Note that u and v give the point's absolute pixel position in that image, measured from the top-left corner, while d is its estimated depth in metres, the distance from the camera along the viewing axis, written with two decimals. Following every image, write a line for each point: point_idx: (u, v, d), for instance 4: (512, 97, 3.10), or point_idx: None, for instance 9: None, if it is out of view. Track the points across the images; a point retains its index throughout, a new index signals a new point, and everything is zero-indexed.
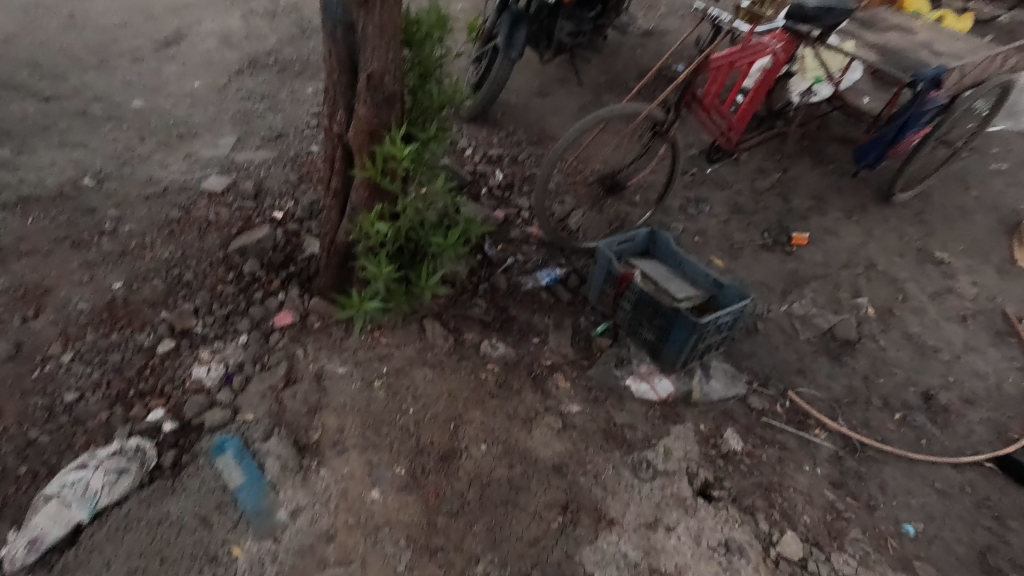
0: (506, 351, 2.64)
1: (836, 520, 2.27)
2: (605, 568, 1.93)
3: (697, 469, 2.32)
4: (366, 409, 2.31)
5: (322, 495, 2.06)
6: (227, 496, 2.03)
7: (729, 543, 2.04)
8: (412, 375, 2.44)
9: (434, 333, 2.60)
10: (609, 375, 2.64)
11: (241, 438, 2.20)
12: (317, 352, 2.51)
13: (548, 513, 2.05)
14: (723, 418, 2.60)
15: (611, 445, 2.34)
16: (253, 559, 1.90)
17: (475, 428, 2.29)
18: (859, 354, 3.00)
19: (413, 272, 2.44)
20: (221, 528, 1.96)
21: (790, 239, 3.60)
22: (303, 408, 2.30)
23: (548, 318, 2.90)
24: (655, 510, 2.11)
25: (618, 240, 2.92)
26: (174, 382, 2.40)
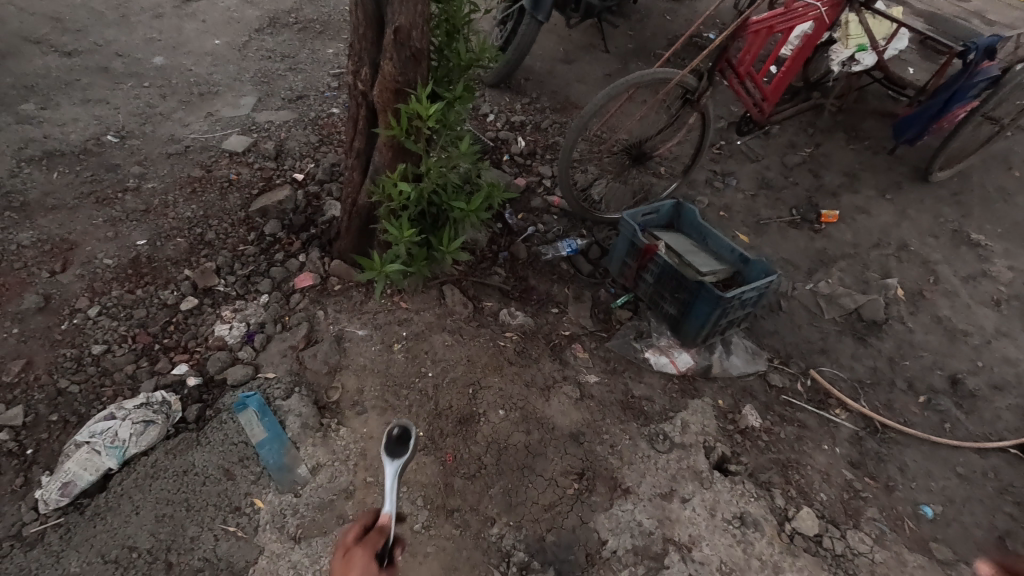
0: (525, 320, 2.63)
1: (853, 499, 2.24)
2: (619, 536, 1.93)
3: (714, 443, 2.30)
4: (385, 371, 2.32)
5: (342, 453, 2.10)
6: (250, 451, 2.06)
7: (745, 516, 2.03)
8: (431, 340, 2.41)
9: (454, 300, 2.58)
10: (627, 347, 2.64)
11: (263, 395, 2.23)
12: (337, 315, 2.52)
13: (563, 480, 2.04)
14: (743, 394, 2.57)
15: (628, 416, 2.33)
16: (275, 510, 1.96)
17: (493, 394, 2.24)
18: (885, 335, 2.93)
19: (434, 237, 2.39)
20: (244, 480, 2.01)
21: (820, 217, 3.50)
22: (323, 368, 2.32)
23: (568, 288, 2.89)
24: (671, 481, 2.11)
25: (642, 211, 2.87)
26: (198, 338, 2.45)
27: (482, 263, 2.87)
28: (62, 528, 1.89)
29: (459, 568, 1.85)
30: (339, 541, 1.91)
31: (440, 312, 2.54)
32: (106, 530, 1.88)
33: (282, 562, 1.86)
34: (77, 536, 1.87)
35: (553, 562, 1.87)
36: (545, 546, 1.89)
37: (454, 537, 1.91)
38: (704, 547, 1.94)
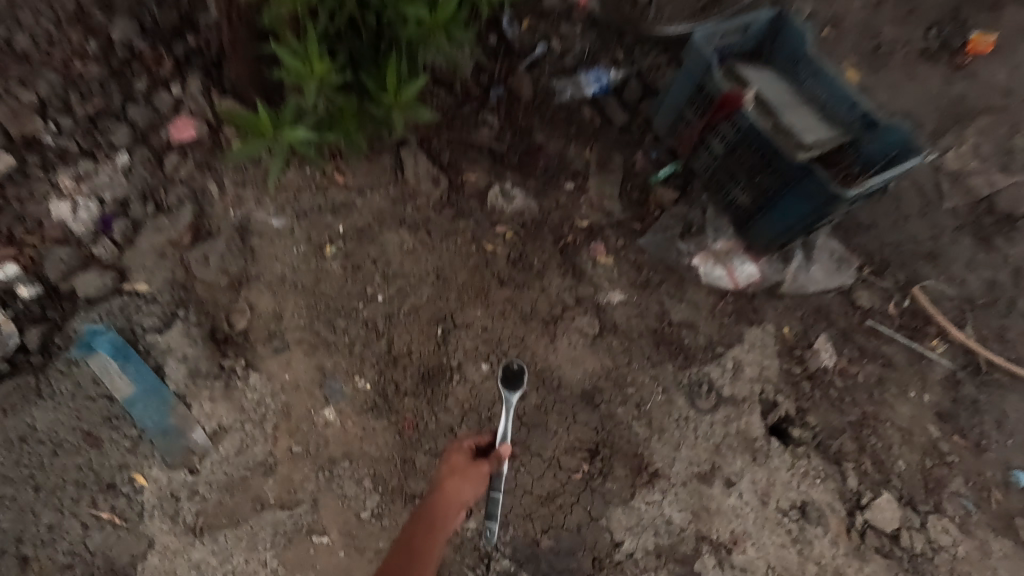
0: (525, 204, 1.79)
1: (936, 467, 1.74)
2: (639, 536, 1.43)
3: (774, 396, 1.69)
4: (315, 290, 1.57)
5: (254, 413, 1.46)
6: (116, 410, 1.42)
7: (806, 506, 1.52)
8: (382, 241, 1.63)
9: (416, 172, 1.70)
10: (669, 251, 1.85)
11: (121, 329, 1.49)
12: (238, 189, 1.65)
13: (569, 460, 1.46)
14: (816, 317, 1.89)
15: (661, 356, 1.67)
16: (164, 492, 1.40)
17: (473, 332, 1.58)
18: (1019, 235, 2.10)
19: (371, 76, 1.40)
20: (115, 451, 1.41)
21: (967, 44, 2.32)
22: (222, 281, 1.55)
23: (589, 151, 1.92)
24: (713, 454, 1.55)
25: (723, 28, 1.75)
26: (28, 223, 1.59)
27: (465, 107, 1.86)
28: None
29: None
30: (258, 533, 1.40)
31: (397, 194, 1.69)
32: None
33: (181, 561, 1.37)
34: None
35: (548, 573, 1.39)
36: (539, 553, 1.39)
37: None
38: (748, 548, 1.47)
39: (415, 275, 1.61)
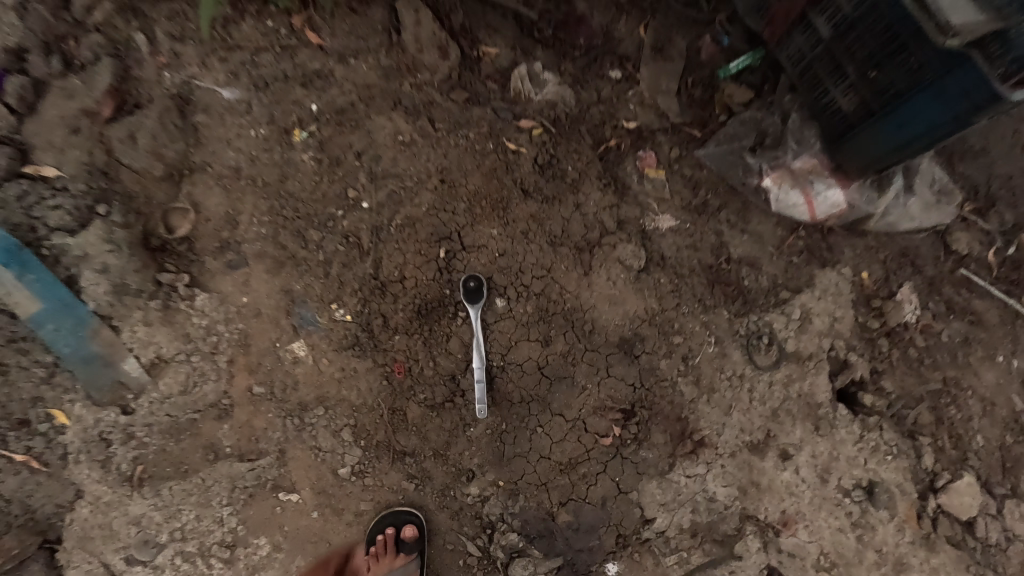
0: (557, 93, 1.36)
1: (1017, 444, 1.48)
2: (675, 513, 1.19)
3: (846, 355, 1.39)
4: (284, 188, 1.20)
5: (204, 343, 1.15)
6: (21, 330, 1.09)
7: (874, 486, 1.27)
8: (373, 129, 1.24)
9: (416, 37, 1.26)
10: (735, 167, 1.46)
11: (20, 227, 1.11)
12: (173, 45, 1.20)
13: (596, 422, 1.19)
14: (901, 261, 1.54)
15: (716, 298, 1.35)
16: (92, 435, 1.12)
17: (487, 259, 1.23)
18: None
19: None
20: (25, 380, 1.11)
21: None
22: (156, 169, 1.17)
23: (644, 29, 1.45)
24: (769, 421, 1.27)
25: None
26: None
27: None
28: None
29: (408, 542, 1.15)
30: (210, 488, 1.14)
31: (388, 64, 1.26)
32: None
33: (117, 515, 1.12)
34: None
35: (562, 551, 1.16)
36: (555, 529, 1.16)
37: (406, 493, 1.17)
38: (800, 532, 1.23)
39: (412, 176, 1.23)
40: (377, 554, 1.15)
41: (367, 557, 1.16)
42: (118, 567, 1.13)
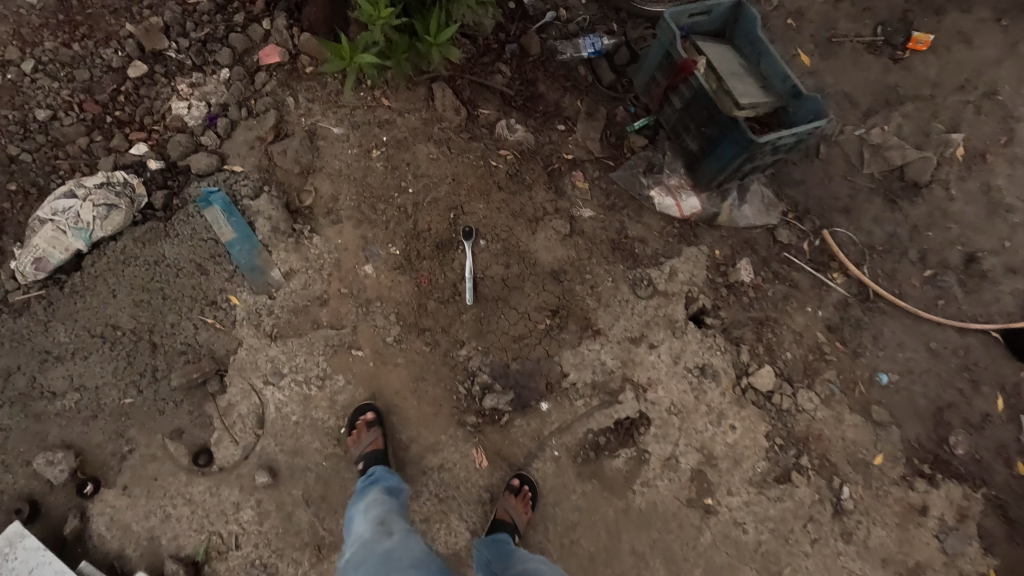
0: (524, 136, 2.29)
1: (816, 360, 2.28)
2: (582, 371, 2.06)
3: (697, 294, 2.24)
4: (363, 181, 2.12)
5: (316, 262, 2.04)
6: (220, 249, 2.00)
7: (705, 367, 2.12)
8: (414, 151, 2.16)
9: (444, 103, 2.21)
10: (634, 184, 2.35)
11: (229, 193, 2.06)
12: (309, 104, 2.18)
13: (537, 315, 2.07)
14: (743, 246, 2.39)
15: (616, 257, 2.22)
16: (250, 309, 1.99)
17: (478, 221, 2.12)
18: (920, 201, 2.56)
19: (420, 21, 1.94)
20: (217, 278, 2.00)
21: (908, 41, 2.74)
22: (295, 168, 2.11)
23: (580, 102, 2.42)
24: (644, 326, 2.14)
25: (692, 10, 2.24)
26: (154, 115, 2.16)
27: (485, 57, 2.36)
28: (46, 300, 1.94)
29: (426, 379, 2.01)
30: (314, 343, 1.99)
31: (425, 117, 2.20)
32: (87, 307, 1.94)
33: (261, 355, 1.98)
34: (61, 309, 1.94)
35: (514, 386, 2.02)
36: (509, 372, 2.02)
37: (424, 353, 2.02)
38: (658, 389, 2.09)
39: (437, 177, 2.14)
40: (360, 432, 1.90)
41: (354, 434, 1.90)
42: (258, 386, 1.96)
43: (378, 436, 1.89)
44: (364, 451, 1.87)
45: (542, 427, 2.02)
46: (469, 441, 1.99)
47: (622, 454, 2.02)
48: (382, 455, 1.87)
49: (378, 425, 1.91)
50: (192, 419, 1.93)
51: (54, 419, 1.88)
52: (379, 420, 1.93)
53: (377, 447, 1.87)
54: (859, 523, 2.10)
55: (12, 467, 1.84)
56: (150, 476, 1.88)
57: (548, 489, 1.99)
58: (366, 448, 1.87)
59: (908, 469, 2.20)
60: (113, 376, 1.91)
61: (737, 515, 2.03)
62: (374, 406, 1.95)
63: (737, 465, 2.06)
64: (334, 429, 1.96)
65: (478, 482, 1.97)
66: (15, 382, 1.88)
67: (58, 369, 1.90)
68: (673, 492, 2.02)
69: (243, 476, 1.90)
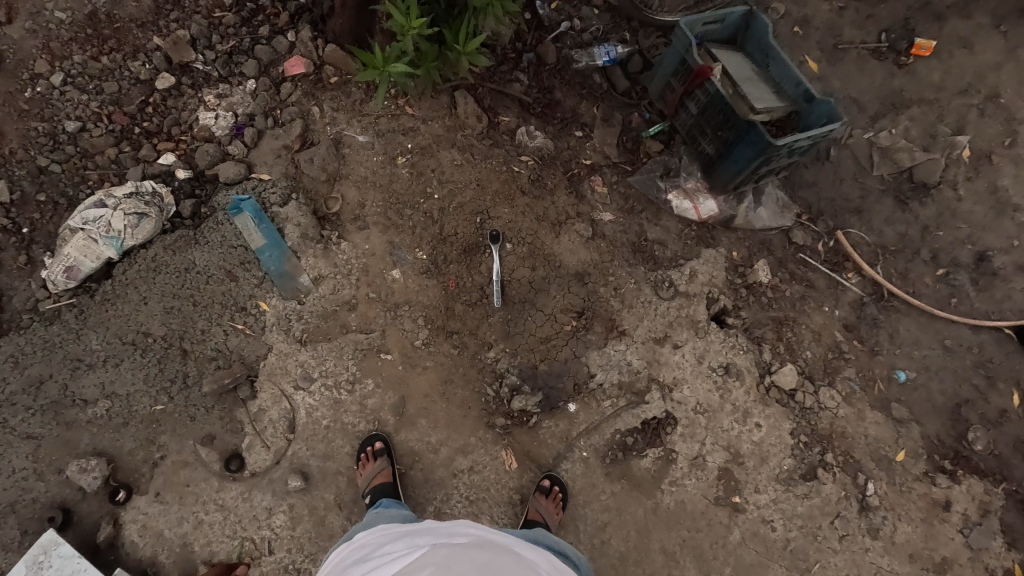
0: (544, 142, 2.33)
1: (835, 358, 2.29)
2: (608, 371, 2.09)
3: (718, 295, 2.26)
4: (389, 187, 2.17)
5: (344, 267, 2.08)
6: (250, 256, 2.03)
7: (729, 366, 2.16)
8: (439, 157, 2.20)
9: (466, 110, 2.26)
10: (652, 187, 2.38)
11: (258, 200, 2.09)
12: (333, 113, 2.22)
13: (563, 316, 2.10)
14: (760, 248, 2.41)
15: (637, 260, 2.25)
16: (280, 315, 2.02)
17: (502, 225, 2.15)
18: (929, 202, 2.61)
19: (448, 30, 2.00)
20: (247, 284, 2.02)
21: (912, 47, 2.82)
22: (322, 176, 2.15)
23: (597, 108, 2.47)
24: (667, 327, 2.17)
25: (706, 18, 2.31)
26: (182, 125, 2.19)
27: (503, 67, 2.41)
28: (76, 309, 1.96)
29: (454, 381, 2.03)
30: (343, 347, 2.02)
31: (447, 125, 2.25)
32: (118, 314, 1.96)
33: (291, 360, 1.99)
34: (92, 317, 1.95)
35: (542, 387, 2.04)
36: (537, 373, 2.05)
37: (452, 356, 2.05)
38: (684, 389, 2.12)
39: (461, 182, 2.18)
40: (370, 463, 1.90)
41: (362, 464, 1.91)
42: (289, 391, 1.98)
43: (386, 467, 1.89)
44: (373, 483, 1.86)
45: (570, 429, 2.04)
46: (499, 443, 2.01)
47: (650, 454, 2.04)
48: (390, 486, 1.86)
49: (386, 455, 1.91)
50: (224, 424, 1.94)
51: (86, 427, 1.89)
52: (386, 449, 1.93)
53: (385, 479, 1.87)
54: (884, 519, 2.11)
55: (46, 474, 1.84)
56: (182, 482, 1.89)
57: (577, 490, 2.01)
58: (374, 480, 1.87)
59: (929, 465, 2.21)
60: (144, 383, 1.92)
61: (765, 512, 2.06)
62: (382, 435, 1.96)
63: (763, 463, 2.09)
64: (364, 432, 1.98)
65: (508, 484, 1.99)
66: (47, 391, 1.89)
67: (89, 376, 1.91)
68: (701, 491, 2.04)
69: (275, 481, 1.91)
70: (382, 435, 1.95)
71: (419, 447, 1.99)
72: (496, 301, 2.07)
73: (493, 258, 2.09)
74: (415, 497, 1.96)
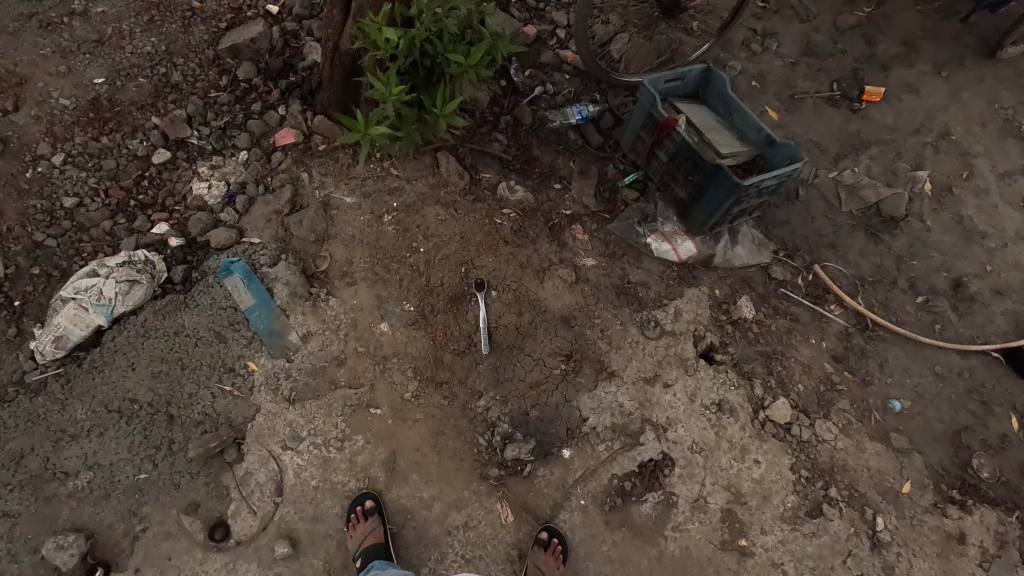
0: (524, 196, 2.43)
1: (828, 391, 2.29)
2: (600, 414, 2.08)
3: (704, 332, 2.29)
4: (376, 244, 2.24)
5: (332, 323, 2.11)
6: (240, 316, 2.07)
7: (722, 403, 2.15)
8: (423, 213, 2.29)
9: (448, 169, 2.38)
10: (630, 232, 2.46)
11: (248, 262, 2.16)
12: (322, 178, 2.33)
13: (551, 360, 2.12)
14: (741, 285, 2.46)
15: (621, 302, 2.29)
16: (269, 374, 2.02)
17: (487, 273, 2.22)
18: (900, 233, 2.71)
19: (427, 96, 2.17)
20: (236, 344, 2.04)
21: (863, 94, 3.03)
22: (311, 237, 2.22)
23: (573, 162, 2.60)
24: (656, 366, 2.18)
25: (667, 76, 2.49)
26: (176, 197, 2.27)
27: (482, 129, 2.56)
28: (62, 379, 1.95)
29: (445, 433, 2.00)
30: (332, 404, 2.00)
31: (431, 185, 2.36)
32: (105, 382, 1.95)
33: (279, 421, 1.97)
34: (78, 386, 1.94)
35: (534, 434, 2.02)
36: (529, 420, 2.04)
37: (443, 407, 2.04)
38: (678, 429, 2.09)
39: (445, 236, 2.26)
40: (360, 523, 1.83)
41: (351, 527, 1.83)
42: (277, 452, 1.94)
43: (378, 526, 1.81)
44: (363, 544, 1.78)
45: (566, 476, 1.99)
46: (493, 495, 1.95)
47: (649, 499, 1.99)
48: (382, 547, 1.78)
49: (377, 513, 1.85)
50: (209, 491, 1.88)
51: (66, 502, 1.82)
52: (378, 508, 1.86)
53: (376, 539, 1.79)
54: (899, 556, 2.03)
55: (19, 555, 1.75)
56: (163, 555, 1.80)
57: (577, 541, 1.93)
58: (365, 541, 1.79)
59: (938, 496, 2.16)
60: (129, 452, 1.88)
61: (775, 555, 1.98)
62: (373, 493, 1.90)
63: (767, 502, 2.04)
64: (355, 491, 1.92)
65: (505, 539, 1.91)
66: (28, 465, 1.83)
67: (72, 448, 1.86)
68: (706, 535, 1.97)
69: (262, 549, 1.83)
70: (373, 495, 1.89)
71: (411, 504, 1.93)
72: (483, 347, 2.10)
73: (479, 306, 2.14)
74: (409, 558, 1.87)
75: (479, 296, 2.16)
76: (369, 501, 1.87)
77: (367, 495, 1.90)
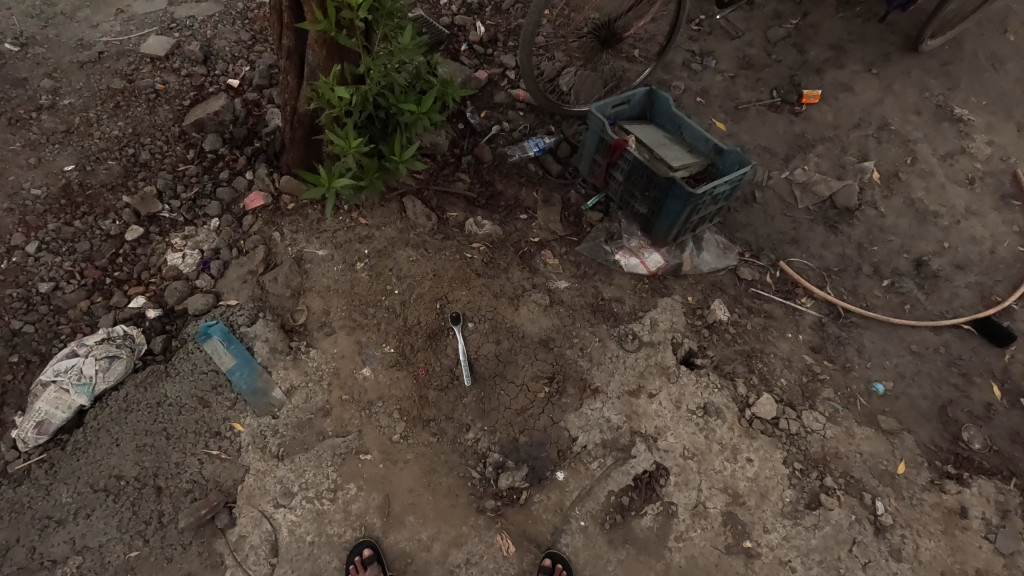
0: (492, 229, 2.50)
1: (810, 381, 2.32)
2: (589, 432, 2.09)
3: (681, 339, 2.34)
4: (351, 291, 2.28)
5: (315, 374, 2.13)
6: (222, 378, 2.08)
7: (708, 406, 2.17)
8: (395, 256, 2.35)
9: (415, 212, 2.46)
10: (598, 251, 2.53)
11: (227, 323, 2.18)
12: (294, 235, 2.40)
13: (535, 384, 2.15)
14: (712, 289, 2.53)
15: (598, 319, 2.34)
16: (255, 433, 2.02)
17: (463, 307, 2.26)
18: (856, 223, 2.82)
19: (385, 146, 2.27)
20: (220, 407, 2.04)
21: (801, 97, 3.19)
22: (287, 292, 2.26)
23: (536, 192, 2.70)
24: (639, 378, 2.22)
25: (613, 101, 2.63)
26: (151, 269, 2.31)
27: (445, 171, 2.67)
28: (46, 464, 1.92)
29: (438, 470, 2.00)
30: (321, 455, 2.00)
31: (400, 229, 2.43)
32: (90, 462, 1.93)
33: (269, 479, 1.96)
34: (62, 469, 1.92)
35: (526, 460, 2.02)
36: (518, 446, 2.04)
37: (432, 444, 2.04)
38: (668, 437, 2.11)
39: (419, 276, 2.31)
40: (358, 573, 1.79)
41: None
42: (270, 511, 1.92)
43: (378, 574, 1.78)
44: None
45: (563, 499, 1.99)
46: (492, 528, 1.93)
47: (649, 512, 1.98)
48: None
49: (376, 561, 1.82)
50: (203, 561, 1.84)
51: None
52: (377, 556, 1.84)
53: None
54: (904, 538, 2.03)
55: None
56: None
57: (582, 564, 1.90)
58: None
59: (933, 473, 2.17)
60: (118, 531, 1.84)
61: (781, 553, 1.96)
62: (371, 541, 1.88)
63: (765, 499, 2.04)
64: (352, 541, 1.90)
65: (508, 571, 1.88)
66: (13, 558, 1.79)
67: (59, 534, 1.82)
68: (709, 541, 1.96)
69: None
70: (370, 543, 1.86)
71: (411, 548, 1.90)
72: (465, 379, 2.12)
73: (458, 340, 2.18)
74: None
75: (456, 330, 2.20)
76: (365, 550, 1.84)
77: (364, 544, 1.87)
